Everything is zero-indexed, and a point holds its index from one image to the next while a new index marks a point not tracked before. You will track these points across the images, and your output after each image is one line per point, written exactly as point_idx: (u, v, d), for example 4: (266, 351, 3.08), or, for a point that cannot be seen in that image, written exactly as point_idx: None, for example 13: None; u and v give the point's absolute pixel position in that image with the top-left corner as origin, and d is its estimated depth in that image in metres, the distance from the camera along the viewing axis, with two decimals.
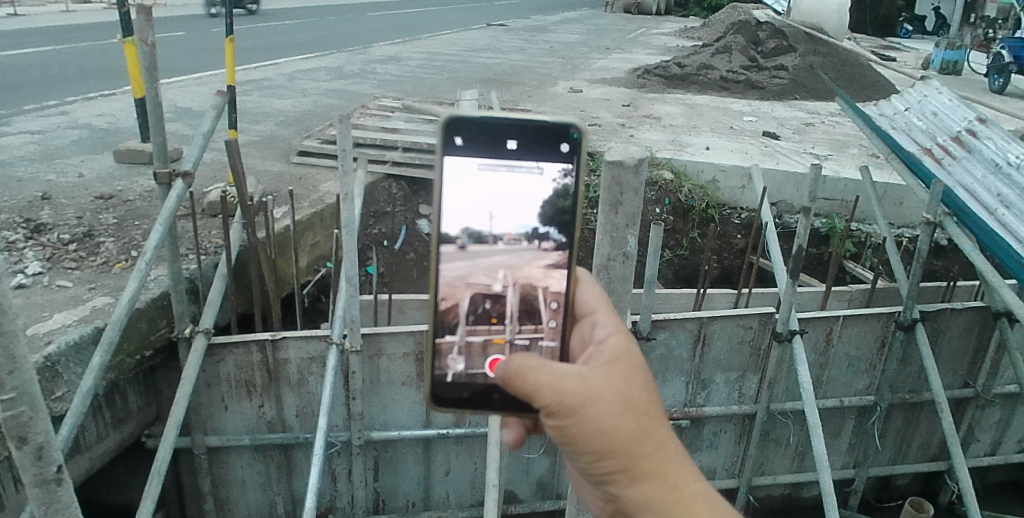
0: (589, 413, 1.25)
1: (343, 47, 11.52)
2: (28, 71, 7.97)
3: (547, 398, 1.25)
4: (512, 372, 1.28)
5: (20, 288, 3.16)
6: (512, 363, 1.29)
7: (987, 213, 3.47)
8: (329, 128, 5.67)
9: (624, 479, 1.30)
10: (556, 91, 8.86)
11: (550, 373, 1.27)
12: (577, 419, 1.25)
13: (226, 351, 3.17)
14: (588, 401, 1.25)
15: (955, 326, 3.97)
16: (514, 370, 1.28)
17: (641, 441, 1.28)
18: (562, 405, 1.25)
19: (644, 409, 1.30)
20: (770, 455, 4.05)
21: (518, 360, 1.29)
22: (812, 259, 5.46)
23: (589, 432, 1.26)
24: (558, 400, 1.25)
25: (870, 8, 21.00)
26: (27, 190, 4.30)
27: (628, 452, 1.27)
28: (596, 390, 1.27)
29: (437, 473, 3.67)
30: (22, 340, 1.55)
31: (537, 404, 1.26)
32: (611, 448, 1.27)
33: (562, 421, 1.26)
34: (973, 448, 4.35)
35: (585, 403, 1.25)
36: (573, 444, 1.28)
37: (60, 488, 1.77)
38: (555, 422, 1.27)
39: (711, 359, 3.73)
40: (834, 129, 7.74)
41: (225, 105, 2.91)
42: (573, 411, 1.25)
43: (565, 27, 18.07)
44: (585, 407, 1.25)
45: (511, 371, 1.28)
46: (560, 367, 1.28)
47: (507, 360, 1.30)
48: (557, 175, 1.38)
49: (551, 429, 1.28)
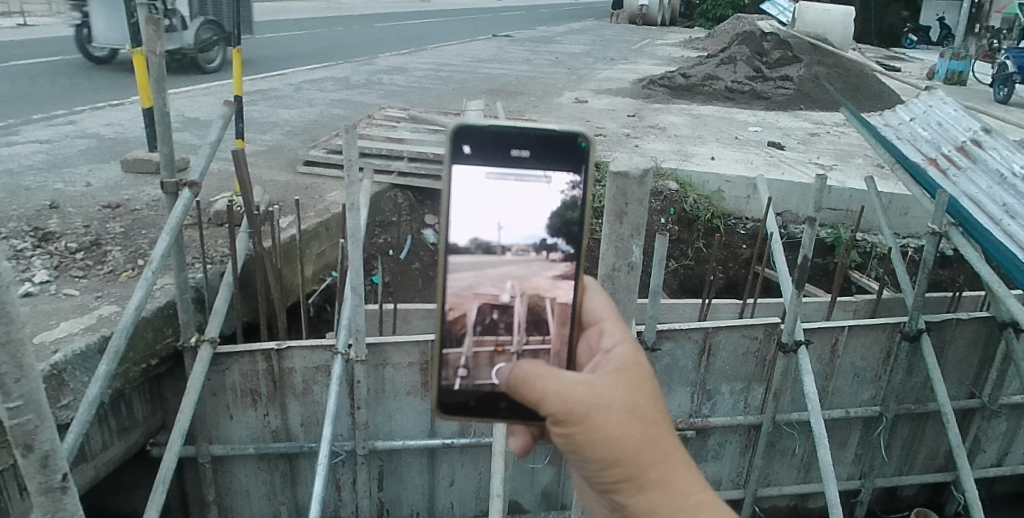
0: (595, 422, 1.25)
1: (350, 58, 11.63)
2: (35, 82, 8.04)
3: (554, 407, 1.26)
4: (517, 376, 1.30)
5: (28, 296, 3.19)
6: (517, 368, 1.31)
7: (992, 223, 3.41)
8: (336, 138, 5.71)
9: (629, 488, 1.29)
10: (561, 101, 8.90)
11: (557, 382, 1.27)
12: (585, 428, 1.25)
13: (232, 360, 3.18)
14: (595, 409, 1.26)
15: (962, 337, 3.95)
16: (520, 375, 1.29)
17: (648, 449, 1.28)
18: (568, 413, 1.25)
19: (649, 417, 1.30)
20: (775, 466, 4.03)
21: (524, 365, 1.30)
22: (818, 269, 5.46)
23: (594, 441, 1.26)
24: (566, 408, 1.25)
25: (874, 19, 21.38)
26: (35, 198, 4.34)
27: (635, 460, 1.27)
28: (604, 398, 1.27)
29: (441, 483, 3.66)
30: (30, 348, 1.56)
31: (544, 412, 1.27)
32: (617, 456, 1.27)
33: (567, 430, 1.26)
34: (980, 459, 4.31)
35: (592, 413, 1.25)
36: (579, 453, 1.29)
37: (65, 496, 1.78)
38: (561, 430, 1.27)
39: (717, 369, 3.71)
40: (839, 140, 7.74)
41: (233, 115, 2.92)
42: (580, 419, 1.25)
43: (570, 37, 18.17)
44: (592, 417, 1.25)
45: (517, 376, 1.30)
46: (565, 374, 1.29)
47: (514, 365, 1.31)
48: (565, 186, 1.39)
49: (558, 436, 1.29)
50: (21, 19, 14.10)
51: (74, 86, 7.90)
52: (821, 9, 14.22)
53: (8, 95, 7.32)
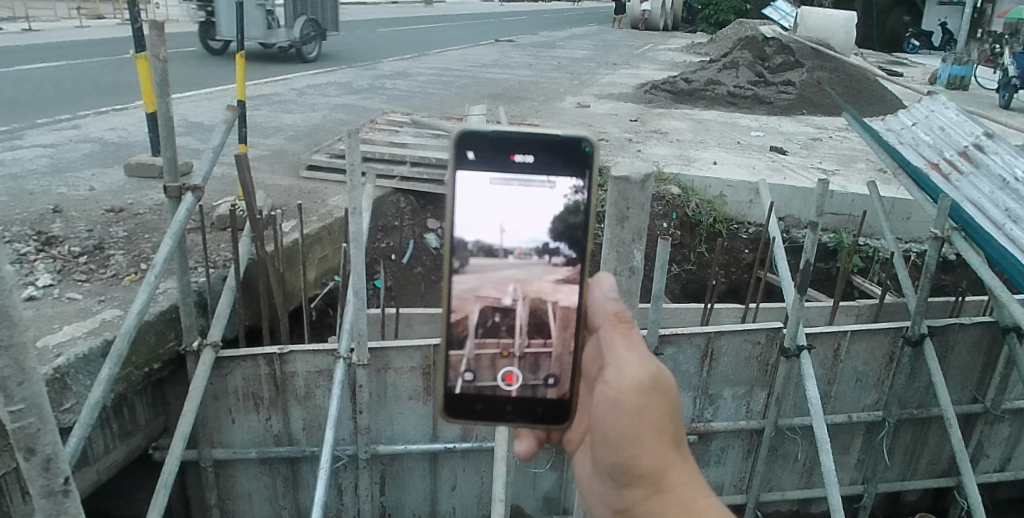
0: (654, 404, 1.31)
1: (354, 63, 11.67)
2: (40, 86, 8.08)
3: (626, 375, 1.30)
4: (616, 318, 1.37)
5: (31, 300, 3.19)
6: (620, 309, 1.38)
7: (994, 228, 3.38)
8: (339, 142, 5.72)
9: (648, 485, 1.32)
10: (564, 106, 8.91)
11: (635, 354, 1.33)
12: (644, 405, 1.30)
13: (234, 364, 3.19)
14: (657, 392, 1.31)
15: (964, 341, 3.94)
16: (619, 318, 1.37)
17: (671, 448, 1.32)
18: (636, 387, 1.30)
19: (680, 421, 1.35)
20: (778, 471, 4.01)
21: (625, 313, 1.38)
22: (821, 274, 5.45)
23: (640, 411, 1.31)
24: (633, 370, 1.30)
25: (876, 24, 21.41)
26: (39, 202, 4.35)
27: (667, 460, 1.32)
28: (666, 378, 1.33)
29: (443, 487, 3.66)
30: (32, 352, 1.57)
31: (616, 377, 1.31)
32: (653, 449, 1.31)
33: (623, 389, 1.30)
34: (983, 464, 4.30)
35: (651, 386, 1.31)
36: (618, 419, 1.32)
37: (67, 499, 1.78)
38: (615, 388, 1.31)
39: (719, 374, 3.71)
40: (841, 145, 7.73)
41: (236, 120, 2.92)
42: (639, 387, 1.30)
43: (573, 42, 18.24)
44: (652, 390, 1.30)
45: (616, 318, 1.37)
46: (643, 339, 1.37)
47: (621, 303, 1.38)
48: (568, 191, 1.37)
49: (605, 395, 1.33)
50: (23, 24, 14.10)
51: (79, 91, 7.95)
52: (823, 14, 14.24)
53: (14, 99, 7.36)
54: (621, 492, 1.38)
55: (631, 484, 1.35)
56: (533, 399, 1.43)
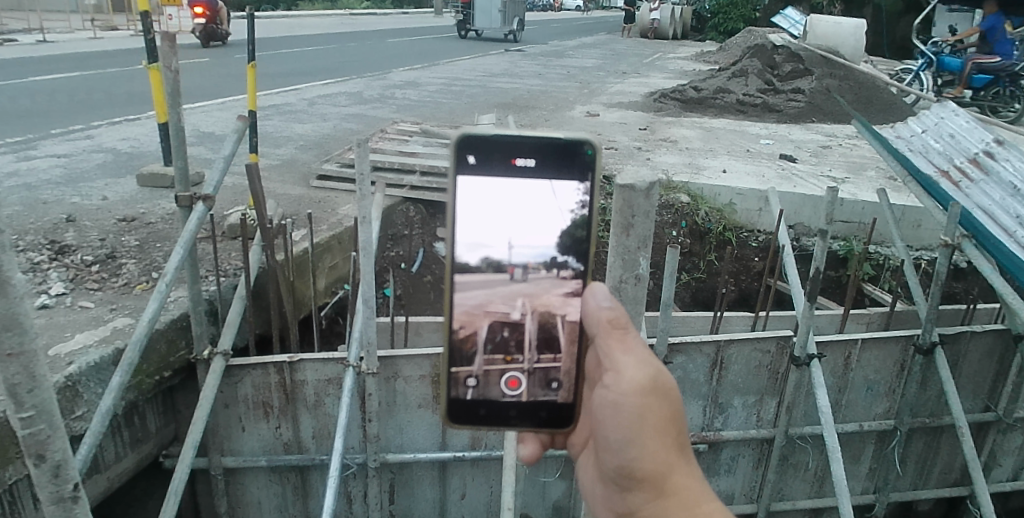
0: (652, 405, 1.31)
1: (364, 73, 11.81)
2: (60, 97, 8.25)
3: (626, 374, 1.32)
4: (611, 325, 1.34)
5: (44, 309, 3.23)
6: (615, 316, 1.35)
7: (1007, 234, 3.39)
8: (349, 152, 5.76)
9: (651, 488, 1.31)
10: (573, 115, 8.95)
11: (635, 357, 1.34)
12: (643, 405, 1.31)
13: (244, 373, 3.20)
14: (656, 394, 1.32)
15: (976, 350, 3.91)
16: (613, 324, 1.35)
17: (673, 450, 1.32)
18: (635, 385, 1.31)
19: (682, 424, 1.35)
20: (789, 480, 3.98)
21: (620, 318, 1.36)
22: (830, 282, 5.43)
23: (640, 413, 1.31)
24: (632, 372, 1.32)
25: (886, 33, 21.55)
26: (53, 212, 4.41)
27: (666, 462, 1.31)
28: (666, 378, 1.34)
29: (452, 496, 3.65)
30: (43, 359, 1.59)
31: (618, 374, 1.32)
32: (654, 450, 1.32)
33: (623, 392, 1.32)
34: (996, 473, 4.23)
35: (651, 388, 1.32)
36: (619, 422, 1.34)
37: (75, 505, 1.80)
38: (615, 391, 1.33)
39: (729, 382, 3.69)
40: (851, 153, 7.67)
41: (248, 129, 2.94)
42: (639, 388, 1.31)
43: (583, 50, 18.36)
44: (653, 391, 1.31)
45: (610, 325, 1.34)
46: (641, 342, 1.37)
47: (615, 309, 1.35)
48: (574, 205, 1.37)
49: (605, 397, 1.35)
50: (38, 37, 14.29)
51: (95, 102, 8.08)
52: (833, 22, 14.20)
53: (30, 110, 7.46)
54: (625, 496, 1.38)
55: (635, 487, 1.35)
56: (539, 404, 1.44)
